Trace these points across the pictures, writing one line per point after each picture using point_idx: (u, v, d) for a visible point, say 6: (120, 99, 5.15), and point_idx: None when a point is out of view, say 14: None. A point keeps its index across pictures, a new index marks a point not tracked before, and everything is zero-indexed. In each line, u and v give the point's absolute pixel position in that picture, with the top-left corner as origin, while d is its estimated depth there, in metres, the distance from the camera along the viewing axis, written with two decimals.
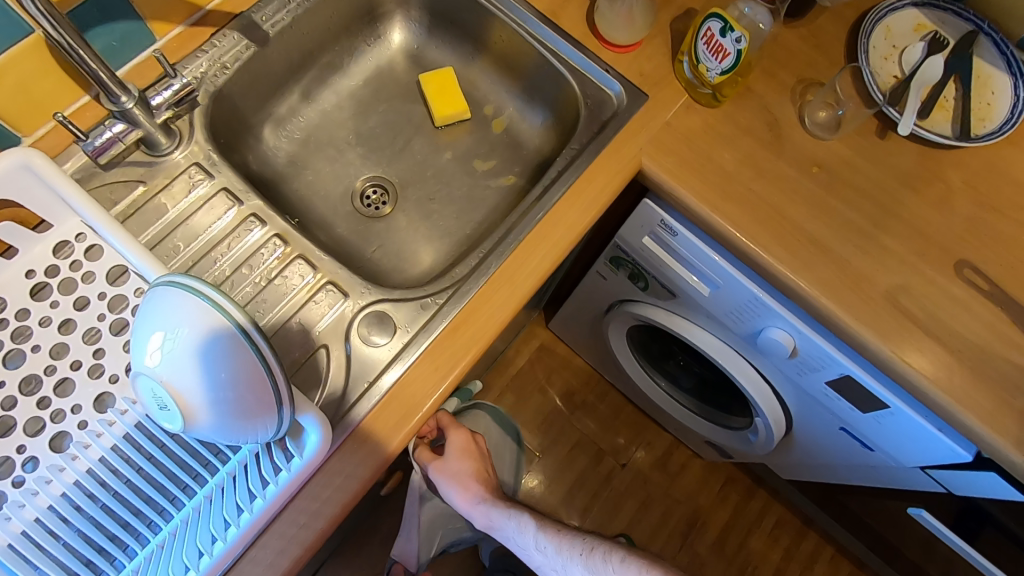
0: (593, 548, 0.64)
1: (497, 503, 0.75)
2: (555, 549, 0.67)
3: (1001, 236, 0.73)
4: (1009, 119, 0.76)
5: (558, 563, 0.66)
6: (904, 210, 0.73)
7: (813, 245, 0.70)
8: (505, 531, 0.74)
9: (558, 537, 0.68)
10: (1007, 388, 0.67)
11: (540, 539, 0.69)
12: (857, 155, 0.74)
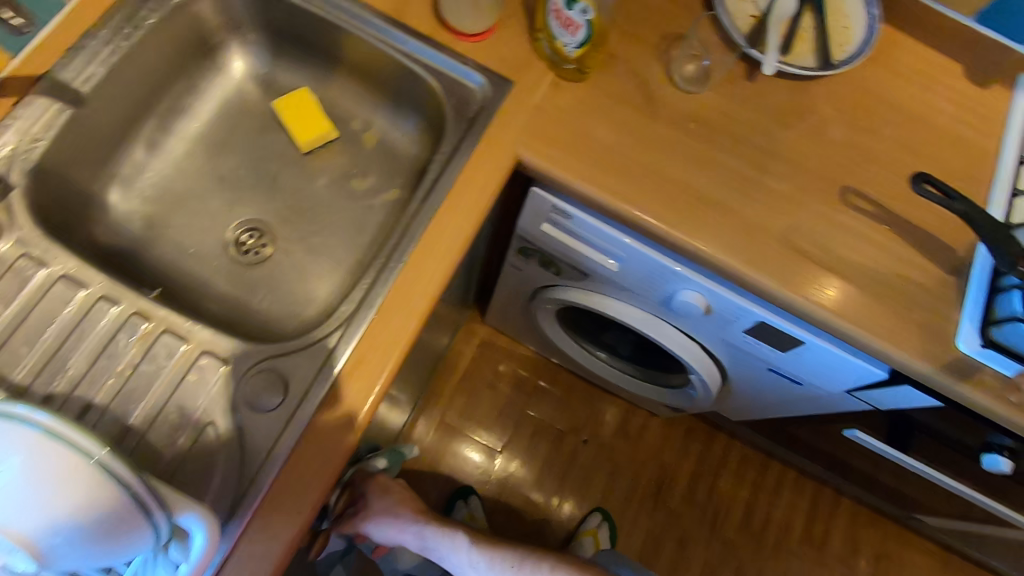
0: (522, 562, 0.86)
1: (425, 526, 0.90)
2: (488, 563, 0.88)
3: (877, 157, 0.74)
4: (865, 39, 0.76)
5: None
6: (784, 149, 0.73)
7: (704, 203, 0.69)
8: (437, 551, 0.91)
9: (487, 547, 0.89)
10: (906, 305, 0.69)
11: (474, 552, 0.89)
12: (731, 102, 0.73)
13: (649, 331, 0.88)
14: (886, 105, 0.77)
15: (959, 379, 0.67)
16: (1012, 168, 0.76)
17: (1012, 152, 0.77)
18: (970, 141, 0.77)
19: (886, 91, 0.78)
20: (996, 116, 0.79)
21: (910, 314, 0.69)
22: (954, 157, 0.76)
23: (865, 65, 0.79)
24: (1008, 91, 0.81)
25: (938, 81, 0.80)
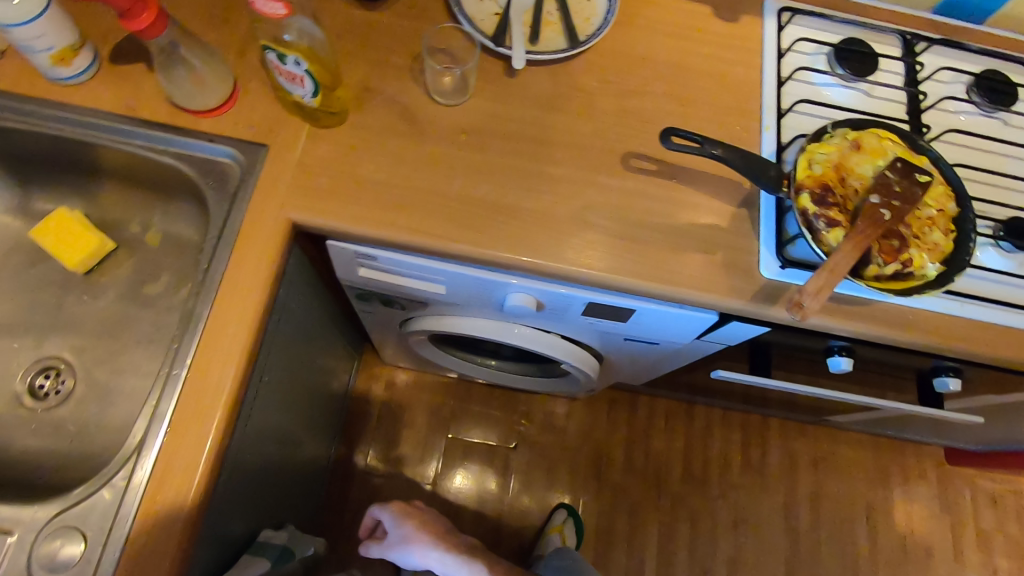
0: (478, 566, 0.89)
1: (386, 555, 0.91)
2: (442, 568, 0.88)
3: (650, 115, 0.77)
4: (607, 8, 0.79)
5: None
6: (559, 133, 0.74)
7: (492, 209, 0.70)
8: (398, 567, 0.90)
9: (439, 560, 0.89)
10: (707, 248, 0.72)
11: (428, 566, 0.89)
12: (497, 103, 0.74)
13: (506, 334, 0.87)
14: (646, 63, 0.79)
15: (769, 303, 0.70)
16: (775, 89, 0.79)
17: (773, 74, 0.81)
18: (733, 75, 0.81)
19: (644, 49, 0.80)
20: (753, 44, 0.83)
21: (713, 255, 0.71)
22: (721, 94, 0.79)
23: (620, 30, 0.80)
24: (758, 17, 0.85)
25: (691, 26, 0.83)
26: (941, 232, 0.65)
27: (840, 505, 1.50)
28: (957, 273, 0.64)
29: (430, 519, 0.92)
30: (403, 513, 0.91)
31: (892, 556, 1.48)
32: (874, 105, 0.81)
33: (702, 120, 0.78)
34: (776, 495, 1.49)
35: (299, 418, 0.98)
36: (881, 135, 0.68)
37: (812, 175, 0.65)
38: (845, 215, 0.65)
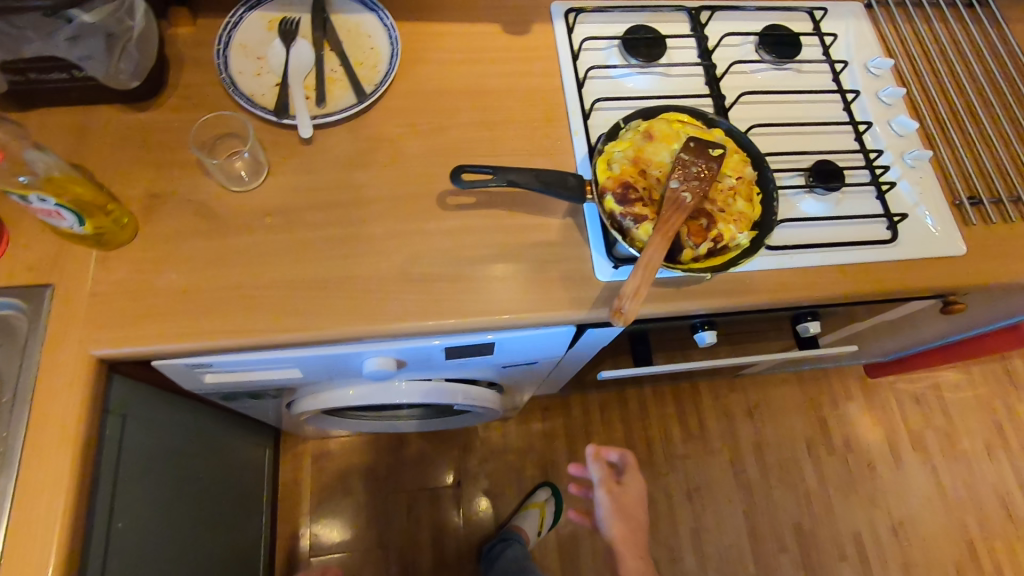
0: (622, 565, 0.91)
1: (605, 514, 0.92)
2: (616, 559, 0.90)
3: (459, 146, 0.76)
4: (391, 51, 0.77)
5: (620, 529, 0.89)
6: (370, 190, 0.72)
7: (315, 286, 0.68)
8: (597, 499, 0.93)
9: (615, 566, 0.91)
10: (542, 267, 0.71)
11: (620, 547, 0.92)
12: (297, 175, 0.72)
13: (388, 395, 0.84)
14: (446, 96, 0.79)
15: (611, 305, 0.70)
16: (577, 91, 0.80)
17: (572, 77, 0.81)
18: (535, 86, 0.81)
19: (441, 82, 0.79)
20: (549, 51, 0.83)
21: (549, 272, 0.71)
22: (527, 109, 0.79)
23: (412, 68, 0.79)
24: (549, 23, 0.85)
25: (485, 47, 0.82)
26: (744, 200, 0.67)
27: (782, 446, 1.56)
28: (768, 236, 0.66)
29: (639, 490, 0.95)
30: (632, 472, 0.95)
31: (842, 480, 1.55)
32: (674, 83, 0.82)
33: (513, 138, 0.77)
34: (721, 454, 1.53)
35: (207, 523, 0.94)
36: (670, 120, 0.69)
37: (613, 176, 0.66)
38: (652, 208, 0.65)
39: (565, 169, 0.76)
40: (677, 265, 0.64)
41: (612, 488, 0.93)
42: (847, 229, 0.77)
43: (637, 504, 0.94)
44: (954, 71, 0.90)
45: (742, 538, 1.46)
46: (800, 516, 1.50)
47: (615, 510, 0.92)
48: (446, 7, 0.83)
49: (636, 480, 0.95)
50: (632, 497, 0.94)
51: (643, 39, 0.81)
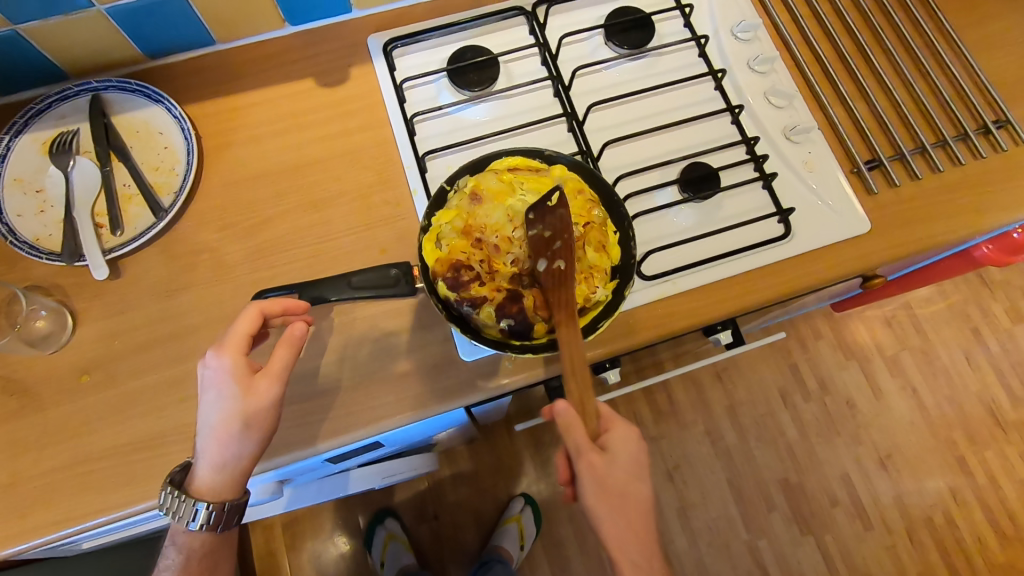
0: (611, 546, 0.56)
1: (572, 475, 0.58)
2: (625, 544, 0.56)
3: (289, 240, 0.68)
4: (188, 146, 0.68)
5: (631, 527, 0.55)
6: (195, 315, 0.64)
7: (150, 443, 0.60)
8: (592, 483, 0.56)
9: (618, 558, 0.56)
10: (399, 361, 0.64)
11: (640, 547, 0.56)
12: (110, 318, 0.64)
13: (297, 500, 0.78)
14: (265, 181, 0.70)
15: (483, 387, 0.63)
16: (409, 141, 0.70)
17: (402, 124, 0.71)
18: (364, 145, 0.71)
19: (255, 166, 0.70)
20: (374, 97, 0.73)
21: (407, 364, 0.64)
22: (358, 174, 0.70)
23: (222, 158, 0.70)
24: (369, 62, 0.75)
25: (301, 111, 0.72)
26: (596, 248, 0.58)
27: (756, 402, 1.52)
28: (630, 284, 0.58)
29: (640, 490, 0.56)
30: (636, 447, 0.56)
31: (822, 424, 1.51)
32: (519, 106, 0.72)
33: (348, 215, 0.69)
34: (696, 425, 1.49)
35: None
36: (499, 172, 0.60)
37: (442, 257, 0.57)
38: (492, 283, 0.57)
39: (410, 238, 0.68)
40: (532, 342, 0.56)
41: (591, 453, 0.53)
42: (734, 237, 0.69)
43: (620, 511, 0.55)
44: (839, 13, 0.79)
45: (730, 507, 1.44)
46: (785, 471, 1.47)
47: (608, 514, 0.54)
48: (250, 76, 0.74)
49: (624, 430, 0.56)
50: (609, 479, 0.54)
51: (471, 63, 0.70)
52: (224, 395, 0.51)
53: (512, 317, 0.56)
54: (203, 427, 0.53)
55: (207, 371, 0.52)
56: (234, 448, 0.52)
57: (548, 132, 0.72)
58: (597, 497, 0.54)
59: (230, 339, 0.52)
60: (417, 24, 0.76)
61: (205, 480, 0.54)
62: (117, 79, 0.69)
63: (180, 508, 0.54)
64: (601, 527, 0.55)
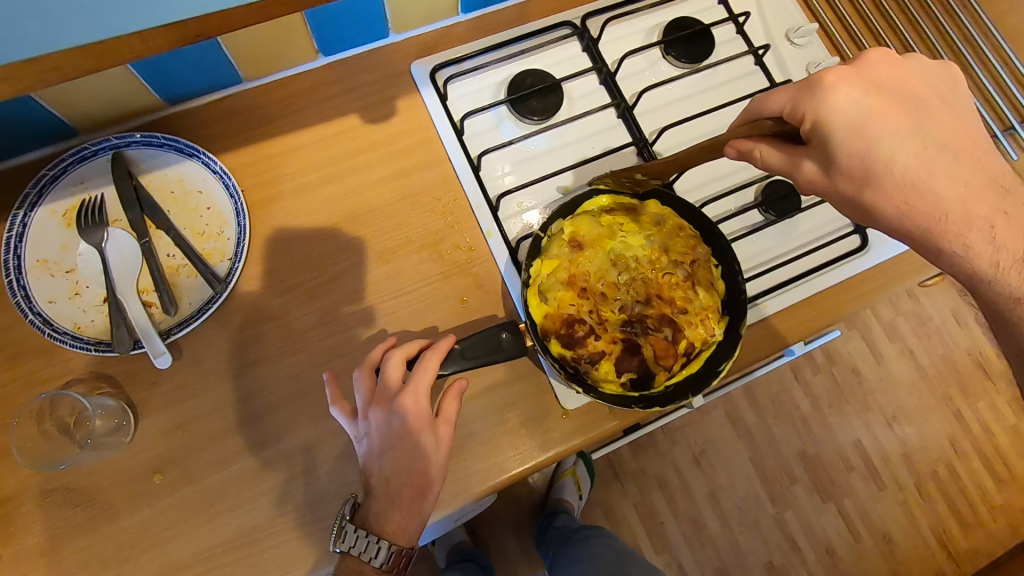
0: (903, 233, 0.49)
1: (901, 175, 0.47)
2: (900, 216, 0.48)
3: (360, 297, 0.63)
4: (235, 205, 0.62)
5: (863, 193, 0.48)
6: (272, 392, 0.59)
7: (246, 541, 0.56)
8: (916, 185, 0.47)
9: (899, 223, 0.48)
10: (499, 419, 0.61)
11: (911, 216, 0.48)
12: (175, 407, 0.58)
13: None
14: (325, 235, 0.64)
15: (589, 436, 0.61)
16: (476, 179, 0.65)
17: (464, 160, 0.66)
18: (426, 185, 0.66)
19: (312, 219, 0.64)
20: (428, 132, 0.67)
21: (508, 421, 0.61)
22: (426, 220, 0.65)
23: (272, 214, 0.64)
24: (416, 91, 0.68)
25: (352, 153, 0.66)
26: (706, 287, 0.57)
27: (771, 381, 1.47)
28: (743, 317, 0.54)
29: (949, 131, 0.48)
30: (874, 91, 0.48)
31: (833, 396, 1.46)
32: (585, 130, 0.68)
33: (419, 263, 0.64)
34: (716, 410, 1.46)
35: None
36: (598, 213, 0.58)
37: (551, 311, 0.55)
38: (607, 334, 0.56)
39: (489, 284, 0.64)
40: (654, 392, 0.54)
41: (806, 163, 0.50)
42: (821, 254, 0.66)
43: (938, 183, 0.47)
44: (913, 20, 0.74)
45: (754, 486, 1.43)
46: (803, 444, 1.45)
47: (900, 207, 0.48)
48: (286, 115, 0.66)
49: (860, 103, 0.47)
50: (868, 158, 0.47)
51: (534, 90, 0.65)
52: (418, 445, 0.52)
53: (634, 368, 0.55)
54: (393, 476, 0.52)
55: (394, 421, 0.52)
56: (426, 493, 0.53)
57: (617, 158, 0.68)
58: (854, 194, 0.49)
59: (420, 388, 0.52)
60: (462, 45, 0.69)
61: (398, 520, 0.53)
62: (141, 133, 0.61)
63: (370, 548, 0.52)
64: (923, 222, 0.48)
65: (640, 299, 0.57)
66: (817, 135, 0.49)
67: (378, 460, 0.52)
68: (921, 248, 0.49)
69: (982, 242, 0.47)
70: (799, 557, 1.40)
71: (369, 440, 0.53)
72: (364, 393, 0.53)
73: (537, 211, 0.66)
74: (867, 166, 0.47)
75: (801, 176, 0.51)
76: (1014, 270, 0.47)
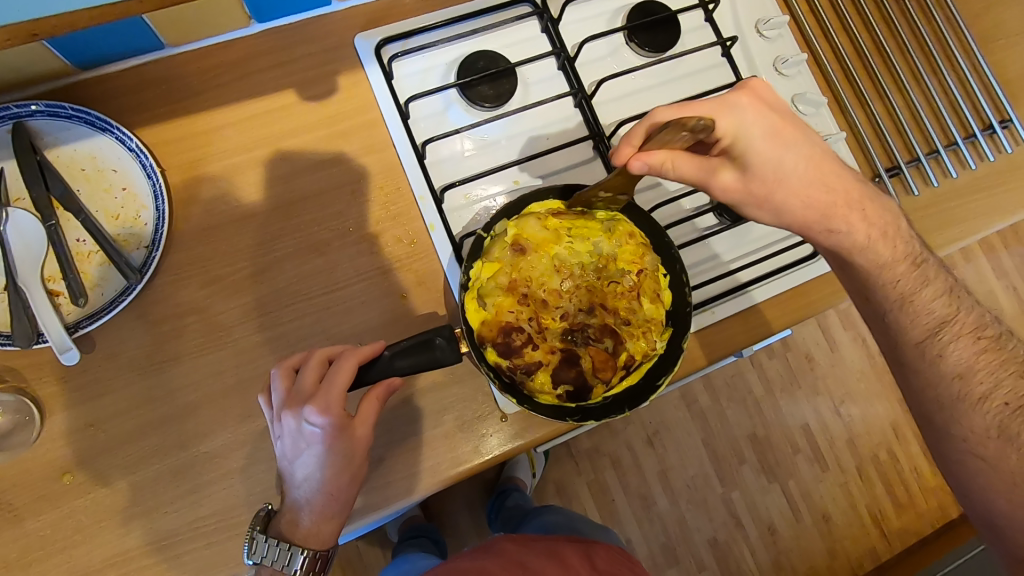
0: (803, 225, 0.55)
1: (795, 176, 0.53)
2: (806, 210, 0.54)
3: (289, 291, 0.59)
4: (153, 187, 0.57)
5: (775, 196, 0.53)
6: (193, 390, 0.56)
7: (162, 546, 0.54)
8: (807, 182, 0.53)
9: (802, 216, 0.54)
10: (435, 421, 0.58)
11: (810, 206, 0.54)
12: (87, 404, 0.55)
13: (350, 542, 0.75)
14: (255, 223, 0.60)
15: (532, 440, 0.59)
16: (420, 168, 0.61)
17: (408, 148, 0.61)
18: (366, 171, 0.62)
19: (241, 205, 0.60)
20: (370, 112, 0.62)
21: (444, 424, 0.58)
22: (364, 210, 0.61)
23: (196, 199, 0.59)
24: (360, 67, 0.63)
25: (287, 134, 0.61)
26: (650, 299, 0.56)
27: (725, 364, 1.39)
28: (687, 337, 0.55)
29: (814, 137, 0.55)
30: (774, 110, 0.53)
31: (785, 380, 1.39)
32: (538, 119, 0.64)
33: (355, 256, 0.60)
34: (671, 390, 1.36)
35: None
36: (543, 216, 0.55)
37: (488, 318, 0.54)
38: (545, 344, 0.55)
39: (430, 281, 0.61)
40: (591, 404, 0.54)
41: (722, 172, 0.53)
42: (771, 261, 0.65)
43: (829, 181, 0.54)
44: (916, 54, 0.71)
45: (704, 464, 1.36)
46: (754, 426, 1.38)
47: (805, 202, 0.54)
48: (212, 87, 0.60)
49: (765, 121, 0.52)
50: (778, 166, 0.52)
51: (485, 75, 0.61)
52: (334, 453, 0.50)
53: (570, 380, 0.54)
54: (306, 481, 0.51)
55: (305, 429, 0.49)
56: (342, 499, 0.52)
57: (572, 151, 0.64)
58: (763, 194, 0.54)
59: (332, 395, 0.49)
60: (414, 18, 0.64)
61: (310, 525, 0.52)
62: (41, 103, 0.54)
63: (284, 557, 0.51)
64: (822, 216, 0.54)
65: (583, 308, 0.56)
66: (736, 149, 0.52)
67: (291, 463, 0.51)
68: (823, 234, 0.55)
69: (860, 223, 0.55)
70: (742, 534, 1.35)
71: (281, 443, 0.50)
72: (280, 394, 0.50)
73: (483, 204, 0.62)
74: (777, 172, 0.53)
75: (717, 183, 0.54)
76: (882, 243, 0.55)
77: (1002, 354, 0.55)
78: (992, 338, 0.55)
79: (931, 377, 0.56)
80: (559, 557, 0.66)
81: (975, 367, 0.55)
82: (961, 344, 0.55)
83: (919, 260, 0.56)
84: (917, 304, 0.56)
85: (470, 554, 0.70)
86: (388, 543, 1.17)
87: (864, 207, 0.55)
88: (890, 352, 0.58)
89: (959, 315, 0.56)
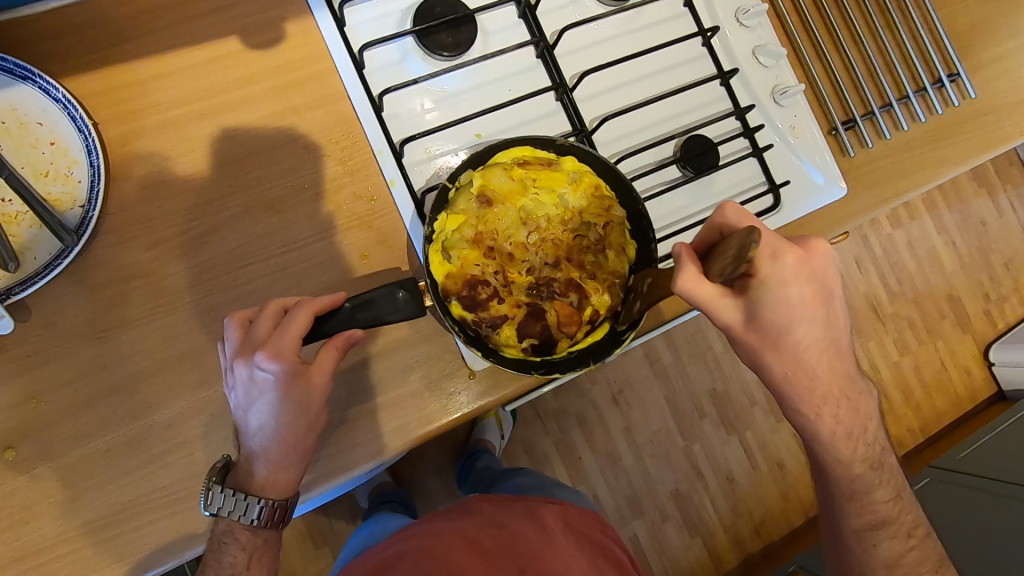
0: (785, 394, 0.50)
1: (787, 357, 0.48)
2: (787, 383, 0.49)
3: (243, 251, 0.56)
4: (83, 141, 0.53)
5: (759, 357, 0.48)
6: (143, 358, 0.54)
7: (118, 518, 0.52)
8: (797, 363, 0.48)
9: (780, 386, 0.50)
10: (402, 380, 0.58)
11: (791, 379, 0.49)
12: (26, 377, 0.52)
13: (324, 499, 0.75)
14: (202, 180, 0.56)
15: (502, 395, 0.59)
16: (377, 121, 0.58)
17: (364, 99, 0.59)
18: (320, 125, 0.59)
19: (184, 160, 0.56)
20: (322, 60, 0.59)
21: (412, 383, 0.58)
22: (318, 165, 0.58)
23: (134, 154, 0.55)
24: (309, 12, 0.59)
25: (232, 84, 0.57)
26: (614, 251, 0.56)
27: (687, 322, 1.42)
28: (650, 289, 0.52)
29: (836, 325, 0.48)
30: (811, 284, 0.45)
31: None
32: (498, 70, 0.62)
33: (311, 214, 0.58)
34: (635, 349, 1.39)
35: None
36: (508, 166, 0.54)
37: (453, 271, 0.53)
38: (511, 298, 0.55)
39: (393, 237, 0.59)
40: (554, 357, 0.55)
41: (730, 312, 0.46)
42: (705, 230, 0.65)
43: (820, 369, 0.49)
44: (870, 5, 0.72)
45: (667, 420, 1.40)
46: (713, 381, 1.43)
47: (788, 375, 0.49)
48: (146, 30, 0.55)
49: (797, 290, 0.45)
50: (785, 332, 0.46)
51: (443, 21, 0.58)
52: (290, 402, 0.48)
53: (535, 334, 0.54)
54: (261, 430, 0.49)
55: (258, 375, 0.47)
56: (299, 449, 0.50)
57: (534, 104, 0.63)
58: (756, 350, 0.48)
59: (285, 341, 0.47)
60: None
61: (265, 476, 0.51)
62: None
63: (241, 506, 0.50)
64: (795, 391, 0.50)
65: (548, 261, 0.56)
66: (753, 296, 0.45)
67: (245, 413, 0.49)
68: (799, 406, 0.51)
69: (831, 417, 0.52)
70: (703, 485, 1.40)
71: (233, 393, 0.48)
72: (232, 343, 0.48)
73: (444, 159, 0.60)
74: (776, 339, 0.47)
75: (719, 318, 0.46)
76: (846, 442, 0.54)
77: (924, 553, 0.60)
78: (919, 537, 0.60)
79: (863, 562, 0.59)
80: (538, 518, 0.66)
81: (902, 561, 0.59)
82: (893, 542, 0.59)
83: (875, 463, 0.57)
84: (865, 501, 0.58)
85: (446, 514, 0.70)
86: (358, 511, 1.17)
87: (840, 403, 0.51)
88: (832, 523, 0.61)
89: (899, 517, 0.59)
